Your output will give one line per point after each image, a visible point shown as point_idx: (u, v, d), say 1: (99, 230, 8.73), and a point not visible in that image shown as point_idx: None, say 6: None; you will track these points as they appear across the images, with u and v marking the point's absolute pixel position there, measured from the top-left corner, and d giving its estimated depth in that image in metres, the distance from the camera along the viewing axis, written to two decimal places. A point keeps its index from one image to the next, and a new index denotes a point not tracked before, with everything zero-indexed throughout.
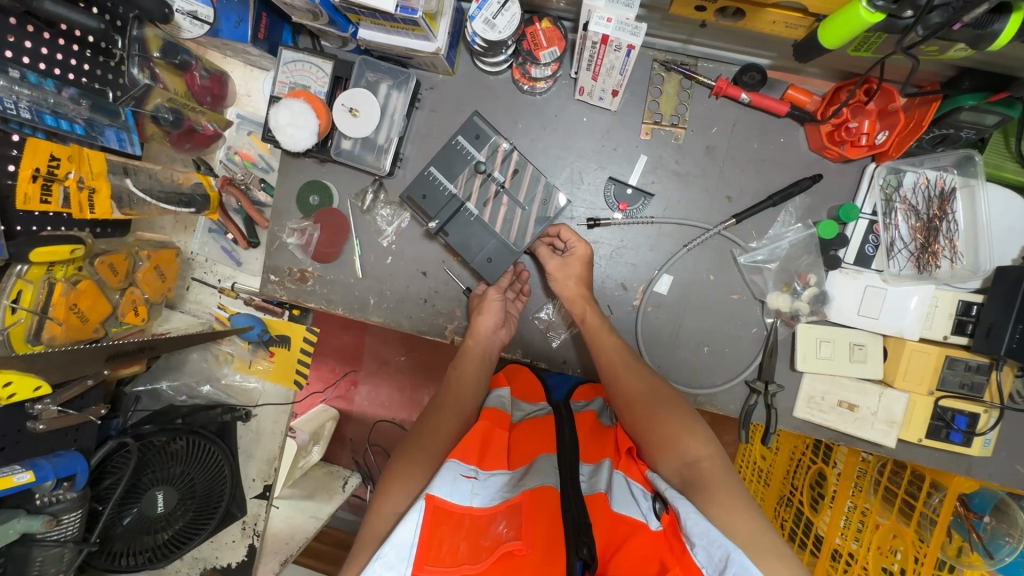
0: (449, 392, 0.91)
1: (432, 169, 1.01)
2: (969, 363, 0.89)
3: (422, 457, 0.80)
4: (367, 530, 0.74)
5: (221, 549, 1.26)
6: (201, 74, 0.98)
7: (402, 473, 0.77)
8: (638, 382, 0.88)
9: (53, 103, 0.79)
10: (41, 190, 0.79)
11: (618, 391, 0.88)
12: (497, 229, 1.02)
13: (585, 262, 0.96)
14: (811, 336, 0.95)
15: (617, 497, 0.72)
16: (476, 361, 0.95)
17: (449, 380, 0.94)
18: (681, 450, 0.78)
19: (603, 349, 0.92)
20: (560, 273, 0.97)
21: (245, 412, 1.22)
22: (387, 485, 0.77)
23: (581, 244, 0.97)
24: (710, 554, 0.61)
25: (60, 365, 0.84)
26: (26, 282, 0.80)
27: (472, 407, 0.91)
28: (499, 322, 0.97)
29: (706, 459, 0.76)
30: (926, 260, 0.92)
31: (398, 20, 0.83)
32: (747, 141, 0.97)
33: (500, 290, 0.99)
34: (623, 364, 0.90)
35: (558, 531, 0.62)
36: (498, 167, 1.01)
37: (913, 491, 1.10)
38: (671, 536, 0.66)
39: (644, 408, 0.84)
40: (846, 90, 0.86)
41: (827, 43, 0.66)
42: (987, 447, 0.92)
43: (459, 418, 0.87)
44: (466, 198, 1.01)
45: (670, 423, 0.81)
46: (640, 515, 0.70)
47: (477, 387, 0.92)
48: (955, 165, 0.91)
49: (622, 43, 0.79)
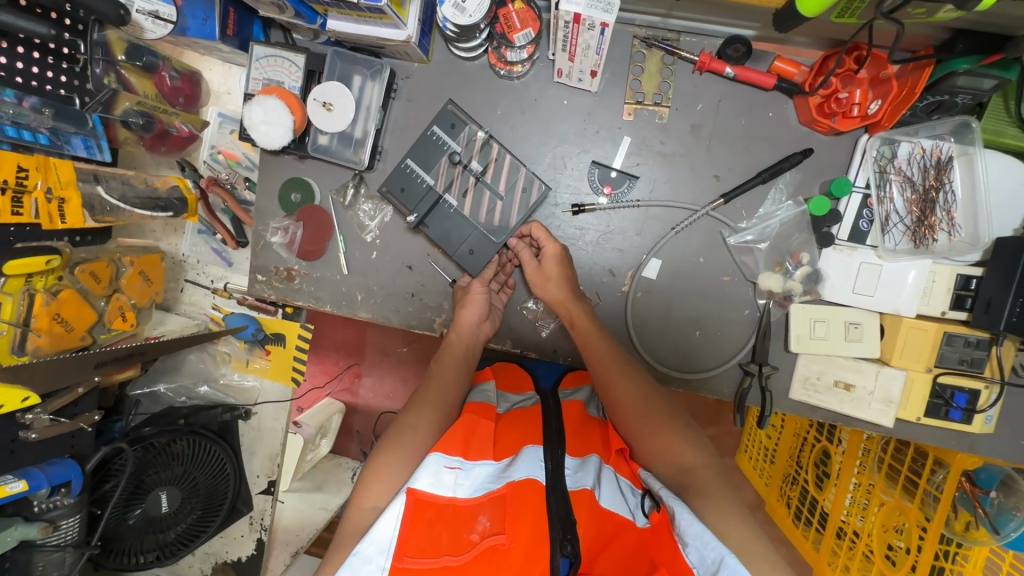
0: (431, 386, 0.89)
1: (409, 161, 0.99)
2: (969, 338, 0.87)
3: (401, 452, 0.78)
4: (347, 525, 0.74)
5: (232, 543, 1.35)
6: (170, 75, 0.97)
7: (382, 470, 0.76)
8: (631, 386, 0.84)
9: (13, 115, 0.79)
10: (12, 203, 0.79)
11: (608, 395, 0.84)
12: (480, 219, 1.00)
13: (558, 261, 0.94)
14: (805, 316, 0.92)
15: (605, 491, 0.71)
16: (459, 355, 0.93)
17: (431, 374, 0.92)
18: (675, 456, 0.77)
19: (593, 351, 0.88)
20: (539, 277, 0.95)
21: (245, 411, 1.26)
22: (367, 483, 0.75)
23: (549, 243, 0.95)
24: (702, 556, 0.61)
25: (49, 376, 0.83)
26: (5, 294, 0.82)
27: (455, 400, 0.89)
28: (483, 316, 0.96)
29: (700, 467, 0.75)
30: (923, 233, 0.89)
31: (363, 9, 0.80)
32: (735, 116, 0.94)
33: (484, 281, 0.98)
34: (615, 367, 0.86)
35: (543, 524, 0.61)
36: (477, 156, 0.99)
37: (917, 469, 1.10)
38: (660, 534, 0.67)
39: (637, 417, 0.81)
40: (835, 58, 0.82)
41: (805, 11, 0.63)
42: (988, 424, 0.89)
43: (441, 413, 0.85)
44: (445, 190, 1.00)
45: (665, 431, 0.79)
46: (627, 511, 0.70)
47: (459, 381, 0.90)
48: (952, 133, 0.86)
49: (595, 21, 0.75)
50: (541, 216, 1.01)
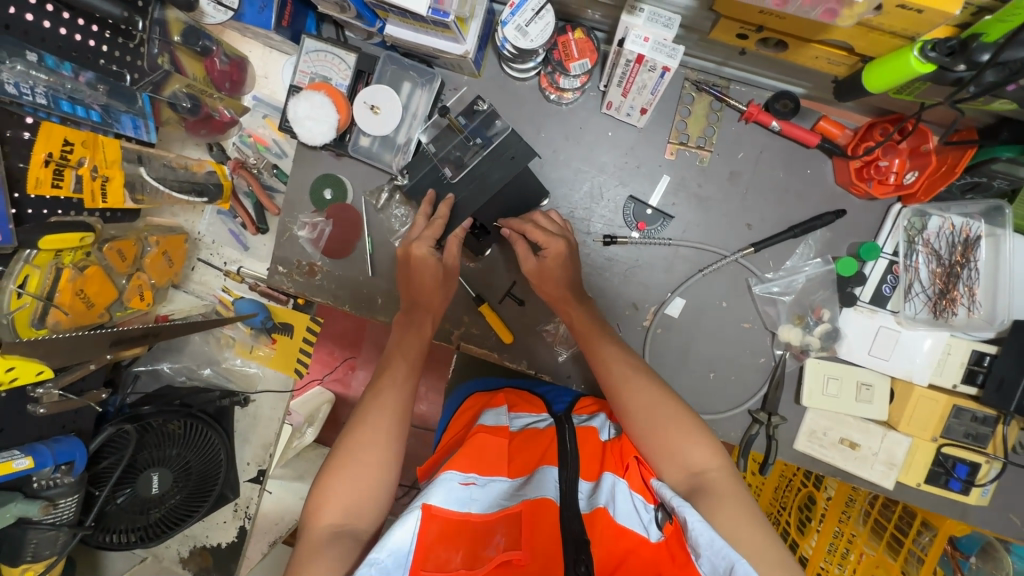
0: (384, 370, 0.86)
1: (429, 142, 0.95)
2: (976, 414, 0.89)
3: (356, 446, 0.77)
4: (305, 533, 0.71)
5: (213, 529, 1.31)
6: (221, 59, 0.96)
7: (340, 469, 0.75)
8: (639, 390, 0.81)
9: (70, 89, 0.78)
10: (52, 175, 0.77)
11: (615, 400, 0.82)
12: (456, 183, 0.93)
13: (560, 261, 0.89)
14: (819, 371, 0.94)
15: (620, 508, 0.69)
16: (414, 336, 0.90)
17: (381, 374, 0.86)
18: (685, 459, 0.74)
19: (599, 356, 0.85)
20: (537, 275, 0.90)
21: (244, 398, 1.24)
22: (321, 501, 0.73)
23: (552, 241, 0.89)
24: (714, 565, 0.58)
25: (65, 350, 0.81)
26: (34, 267, 0.78)
27: (410, 377, 0.86)
28: (428, 307, 0.90)
29: (713, 469, 0.73)
30: (943, 306, 0.91)
31: (428, 22, 0.80)
32: (773, 169, 0.96)
33: (428, 241, 0.89)
34: (620, 373, 0.83)
35: (557, 541, 0.61)
36: (464, 116, 0.94)
37: (903, 526, 1.12)
38: (673, 546, 0.64)
39: (643, 418, 0.78)
40: (881, 127, 0.85)
41: (871, 86, 0.65)
42: (983, 496, 0.91)
43: (392, 396, 0.82)
44: (444, 162, 0.95)
45: (673, 431, 0.76)
46: (640, 528, 0.67)
47: (405, 379, 0.85)
48: (982, 214, 0.89)
49: (657, 64, 0.77)
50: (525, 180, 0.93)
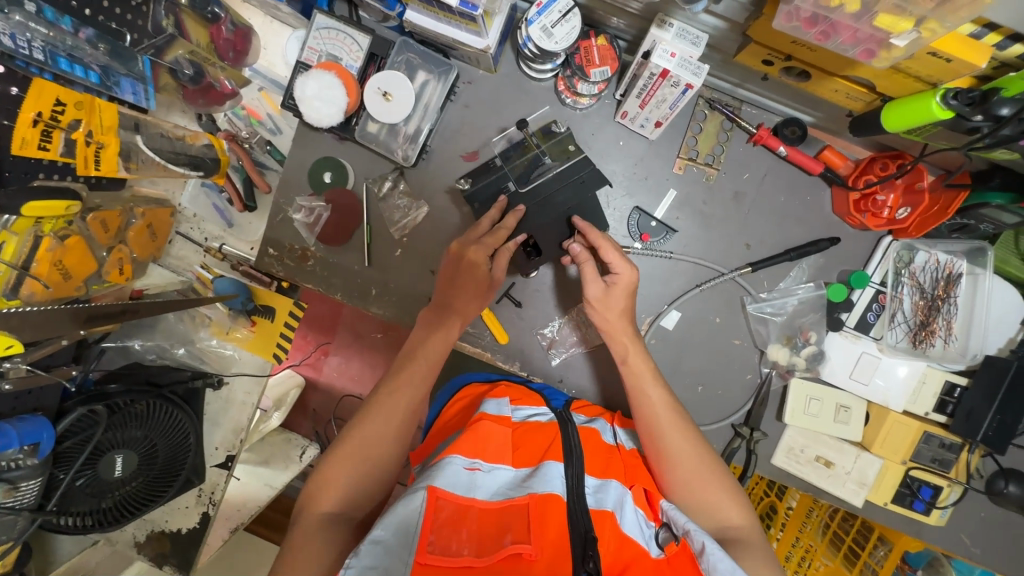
0: (404, 364, 0.83)
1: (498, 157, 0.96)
2: (944, 441, 0.94)
3: (365, 438, 0.75)
4: (302, 515, 0.70)
5: (173, 514, 1.20)
6: (228, 28, 0.92)
7: (345, 457, 0.73)
8: (683, 442, 0.79)
9: (69, 46, 0.73)
10: (40, 135, 0.69)
11: (657, 448, 0.80)
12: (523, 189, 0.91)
13: (627, 292, 0.88)
14: (802, 392, 0.97)
15: (624, 515, 0.68)
16: (439, 334, 0.86)
17: (399, 369, 0.83)
18: (721, 515, 0.75)
19: (647, 400, 0.83)
20: (602, 303, 0.88)
21: (217, 379, 1.16)
22: (319, 485, 0.71)
23: (626, 270, 0.87)
24: None
25: (38, 324, 0.75)
26: (11, 234, 0.74)
27: (430, 377, 0.83)
28: (462, 314, 0.87)
29: (745, 526, 0.75)
30: (922, 337, 0.96)
31: (455, 13, 0.78)
32: (775, 193, 0.98)
33: (488, 249, 0.86)
34: (668, 423, 0.81)
35: (566, 538, 0.61)
36: (541, 137, 0.96)
37: (859, 540, 1.17)
38: (677, 562, 0.63)
39: (687, 471, 0.78)
40: (881, 161, 0.88)
41: (890, 125, 0.68)
42: (942, 517, 0.98)
43: (410, 394, 0.80)
44: (511, 174, 0.93)
45: (714, 488, 0.76)
46: (641, 538, 0.66)
47: (427, 378, 0.82)
48: (965, 254, 0.94)
49: (681, 80, 0.77)
50: (592, 205, 0.91)
